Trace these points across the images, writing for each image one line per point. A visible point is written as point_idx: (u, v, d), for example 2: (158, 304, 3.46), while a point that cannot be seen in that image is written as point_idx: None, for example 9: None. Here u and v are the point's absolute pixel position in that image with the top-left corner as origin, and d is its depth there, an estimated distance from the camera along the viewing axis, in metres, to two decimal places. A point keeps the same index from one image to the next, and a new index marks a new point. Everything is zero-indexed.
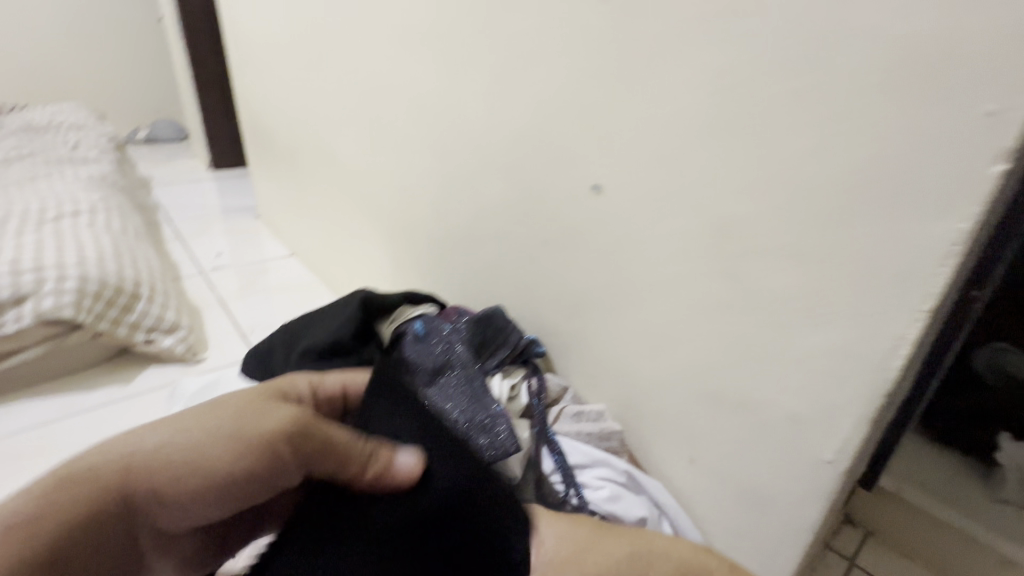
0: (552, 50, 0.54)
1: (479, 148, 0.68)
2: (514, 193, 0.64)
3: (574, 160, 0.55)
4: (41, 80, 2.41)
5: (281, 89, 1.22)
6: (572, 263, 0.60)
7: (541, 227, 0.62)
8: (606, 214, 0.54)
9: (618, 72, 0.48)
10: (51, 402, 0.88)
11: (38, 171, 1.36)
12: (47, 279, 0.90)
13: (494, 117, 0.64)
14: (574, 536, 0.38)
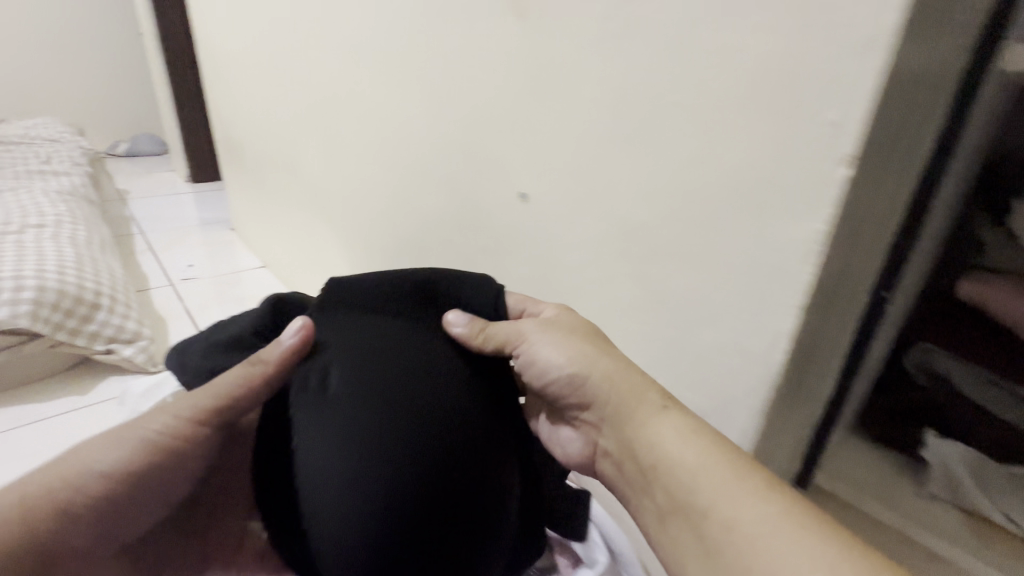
0: (479, 66, 0.57)
1: (423, 159, 0.70)
2: (454, 202, 0.66)
3: (504, 170, 0.58)
4: (23, 96, 2.43)
5: (249, 103, 1.24)
6: (507, 270, 0.62)
7: (478, 235, 0.65)
8: (533, 221, 0.56)
9: (535, 86, 0.51)
10: (5, 412, 0.89)
11: (8, 184, 1.37)
12: (6, 289, 0.91)
13: (434, 130, 0.67)
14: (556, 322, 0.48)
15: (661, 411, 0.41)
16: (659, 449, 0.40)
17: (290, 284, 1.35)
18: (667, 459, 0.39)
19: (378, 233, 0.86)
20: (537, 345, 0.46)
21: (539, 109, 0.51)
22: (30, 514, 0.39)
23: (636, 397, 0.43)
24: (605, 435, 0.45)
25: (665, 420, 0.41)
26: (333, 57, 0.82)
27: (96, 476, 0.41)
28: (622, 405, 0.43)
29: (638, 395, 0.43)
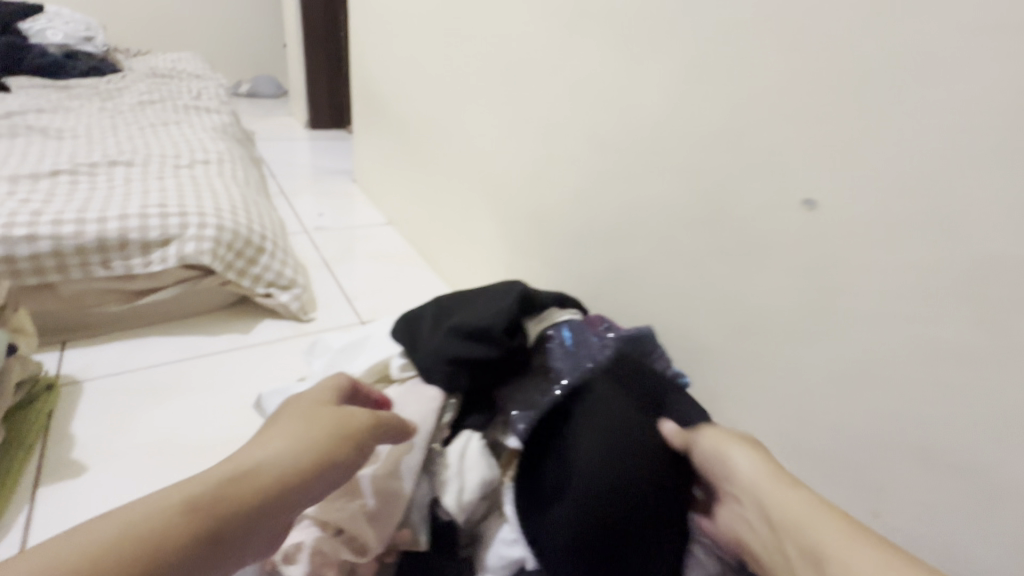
0: (782, 46, 0.49)
1: (655, 142, 0.63)
2: (692, 195, 0.60)
3: (787, 170, 0.51)
4: (159, 27, 2.53)
5: (409, 59, 1.22)
6: (754, 280, 0.56)
7: (719, 236, 0.58)
8: (818, 232, 0.50)
9: (874, 78, 0.43)
10: (177, 340, 0.92)
11: (169, 117, 1.43)
12: (191, 224, 0.93)
13: (683, 113, 0.60)
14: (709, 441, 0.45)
15: (789, 487, 0.39)
16: (787, 512, 0.38)
17: (421, 247, 1.35)
18: (804, 525, 0.37)
19: (558, 214, 0.81)
20: (706, 436, 0.44)
21: (870, 105, 0.44)
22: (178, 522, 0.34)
23: (783, 484, 0.40)
24: (752, 511, 0.41)
25: (792, 487, 0.39)
26: (543, 21, 0.77)
27: (272, 477, 0.38)
28: (776, 474, 0.40)
29: (783, 480, 0.40)
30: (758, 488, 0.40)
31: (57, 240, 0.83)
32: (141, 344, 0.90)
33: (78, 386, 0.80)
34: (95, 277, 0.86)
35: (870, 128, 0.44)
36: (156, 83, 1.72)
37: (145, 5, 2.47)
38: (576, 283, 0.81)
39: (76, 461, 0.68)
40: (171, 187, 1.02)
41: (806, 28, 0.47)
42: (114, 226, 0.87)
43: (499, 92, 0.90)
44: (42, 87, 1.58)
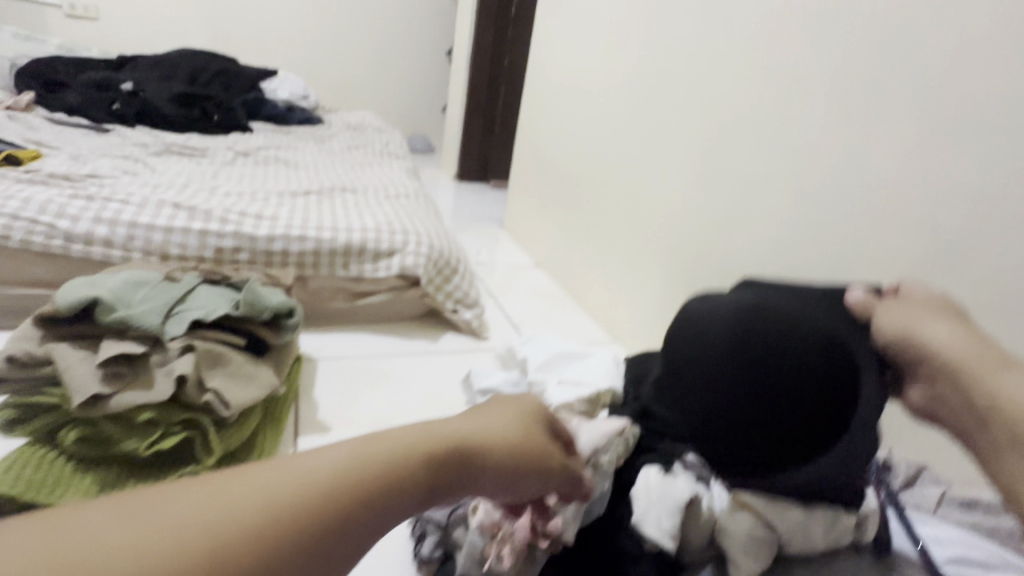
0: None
1: (875, 209, 0.68)
2: (919, 231, 0.64)
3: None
4: (349, 93, 3.02)
5: (587, 119, 1.37)
6: None
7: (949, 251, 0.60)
8: None
9: None
10: (378, 339, 1.06)
11: (371, 161, 1.70)
12: (410, 243, 1.09)
13: (906, 180, 0.64)
14: (961, 343, 0.47)
15: (1001, 368, 0.44)
16: (990, 385, 0.43)
17: (572, 289, 1.43)
18: (1015, 403, 0.41)
19: (751, 260, 0.85)
20: (930, 329, 0.48)
21: None
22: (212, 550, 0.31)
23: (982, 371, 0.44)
24: (946, 386, 0.46)
25: (955, 332, 0.47)
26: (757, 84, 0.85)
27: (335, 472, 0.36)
28: (963, 336, 0.47)
29: (989, 354, 0.45)
30: (945, 348, 0.47)
31: (318, 242, 1.02)
32: (352, 339, 1.04)
33: (313, 362, 0.95)
34: (335, 275, 1.03)
35: None
36: (356, 134, 2.06)
37: (341, 75, 2.97)
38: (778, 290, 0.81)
39: (321, 422, 0.81)
40: (388, 212, 1.20)
41: None
42: (353, 237, 1.05)
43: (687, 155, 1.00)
44: (274, 129, 1.92)
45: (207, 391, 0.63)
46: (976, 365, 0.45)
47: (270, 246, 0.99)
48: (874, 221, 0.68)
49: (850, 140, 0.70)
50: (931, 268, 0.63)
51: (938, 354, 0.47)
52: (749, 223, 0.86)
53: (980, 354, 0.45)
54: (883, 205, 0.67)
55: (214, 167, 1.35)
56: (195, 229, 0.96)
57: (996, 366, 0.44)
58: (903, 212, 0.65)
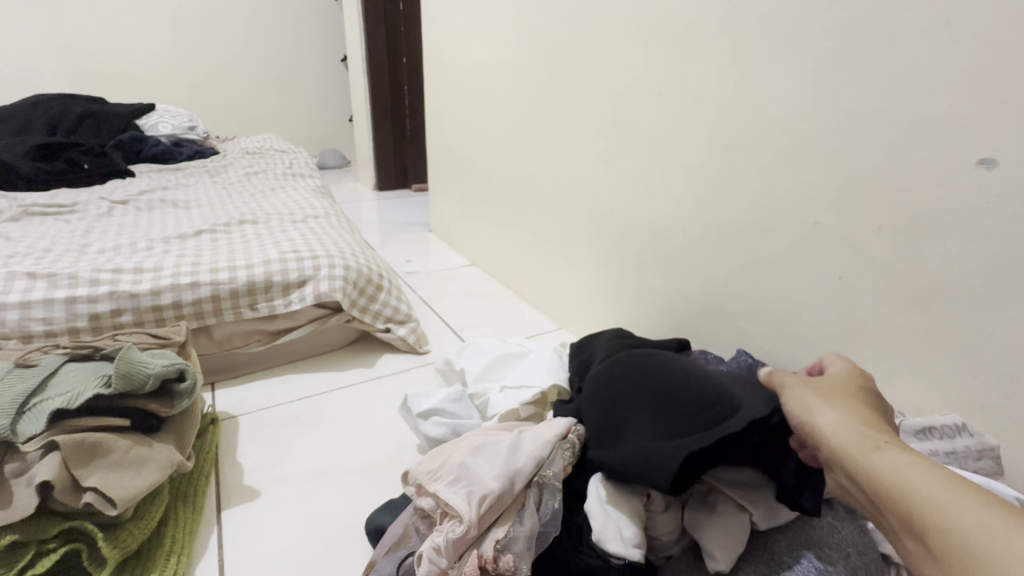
0: (906, 28, 0.53)
1: (782, 147, 0.66)
2: (824, 163, 0.62)
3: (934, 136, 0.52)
4: (246, 117, 2.81)
5: (493, 104, 1.31)
6: (939, 215, 0.53)
7: (856, 177, 0.59)
8: (956, 208, 0.52)
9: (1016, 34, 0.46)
10: (307, 377, 0.96)
11: (273, 184, 1.57)
12: (323, 266, 0.99)
13: (805, 111, 0.63)
14: (850, 426, 0.37)
15: (875, 451, 0.35)
16: (870, 472, 0.34)
17: (510, 282, 1.38)
18: (898, 487, 0.32)
19: (677, 221, 0.83)
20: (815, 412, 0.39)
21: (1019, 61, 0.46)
22: None
23: (869, 449, 0.35)
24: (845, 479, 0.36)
25: (840, 414, 0.38)
26: (650, 39, 0.81)
27: None
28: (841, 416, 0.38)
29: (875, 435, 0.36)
30: (831, 434, 0.37)
31: (214, 286, 0.91)
32: (277, 383, 0.94)
33: (232, 420, 0.84)
34: (242, 319, 0.93)
35: (1005, 86, 0.47)
36: (257, 159, 1.91)
37: (233, 98, 2.76)
38: (707, 246, 0.78)
39: (248, 486, 0.72)
40: (295, 236, 1.10)
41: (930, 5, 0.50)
42: (256, 272, 0.95)
43: (596, 123, 0.96)
44: (159, 168, 1.74)
45: (86, 491, 0.54)
46: (860, 450, 0.35)
47: (157, 300, 0.87)
48: (781, 160, 0.66)
49: (748, 80, 0.68)
50: (839, 200, 0.61)
51: (821, 442, 0.38)
52: (667, 184, 0.83)
53: (867, 436, 0.36)
54: (788, 142, 0.65)
55: (85, 221, 1.18)
56: (60, 297, 0.83)
57: (873, 453, 0.35)
58: (807, 147, 0.63)
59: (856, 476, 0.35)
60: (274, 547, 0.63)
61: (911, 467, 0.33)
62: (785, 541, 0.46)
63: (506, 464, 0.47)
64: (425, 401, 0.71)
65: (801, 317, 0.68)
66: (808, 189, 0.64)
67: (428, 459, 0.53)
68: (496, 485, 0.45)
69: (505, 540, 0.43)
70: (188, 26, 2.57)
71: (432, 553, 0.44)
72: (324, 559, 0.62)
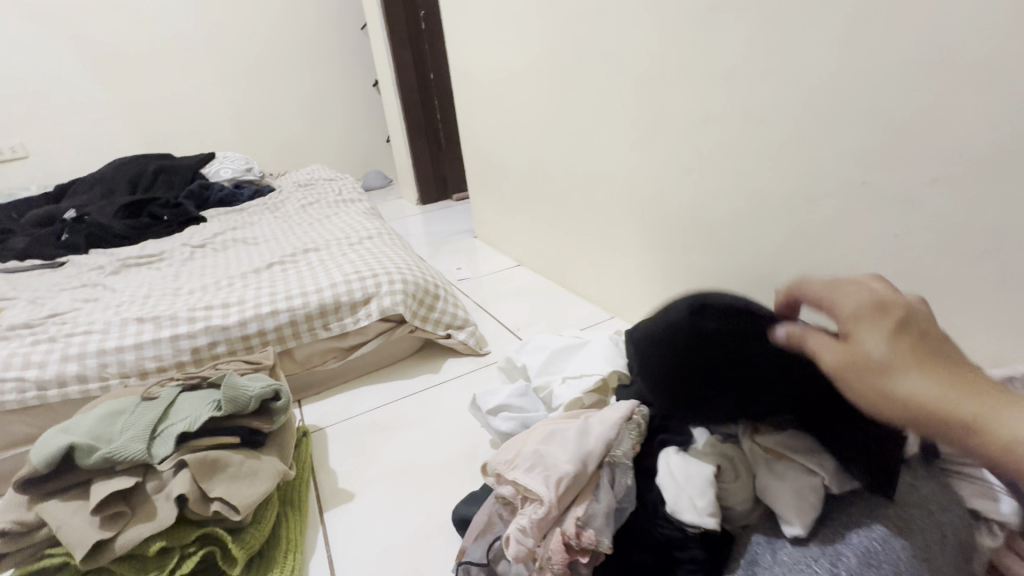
0: None
1: (819, 111, 0.65)
2: (865, 121, 0.61)
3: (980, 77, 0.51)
4: (293, 152, 3.00)
5: (523, 107, 1.34)
6: (992, 158, 0.52)
7: (901, 131, 0.58)
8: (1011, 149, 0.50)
9: None
10: (381, 387, 1.03)
11: (327, 212, 1.68)
12: (383, 282, 1.07)
13: (839, 72, 0.62)
14: (932, 393, 0.35)
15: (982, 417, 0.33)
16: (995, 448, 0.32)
17: (558, 278, 1.41)
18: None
19: (719, 197, 0.83)
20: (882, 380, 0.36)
21: None
22: None
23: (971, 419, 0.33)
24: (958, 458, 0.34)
25: (918, 371, 0.36)
26: (672, 22, 0.82)
27: None
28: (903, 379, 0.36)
29: (965, 392, 0.34)
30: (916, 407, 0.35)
31: (291, 312, 1.00)
32: (355, 395, 1.01)
33: (321, 433, 0.92)
34: (318, 339, 1.01)
35: None
36: (309, 191, 2.03)
37: (280, 137, 2.95)
38: (752, 220, 0.78)
39: (343, 489, 0.79)
40: (354, 258, 1.18)
41: None
42: (325, 295, 1.03)
43: (626, 113, 0.98)
44: (226, 211, 1.89)
45: (213, 501, 0.62)
46: (957, 414, 0.33)
47: (244, 329, 0.97)
48: (819, 124, 0.66)
49: (776, 50, 0.68)
50: (886, 157, 0.60)
51: (913, 410, 0.34)
52: (704, 163, 0.84)
53: (956, 396, 0.34)
54: (824, 106, 0.64)
55: (172, 267, 1.32)
56: (166, 336, 0.94)
57: (970, 420, 0.33)
58: (844, 107, 0.62)
59: (963, 443, 0.33)
60: (373, 542, 0.69)
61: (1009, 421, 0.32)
62: (862, 501, 0.47)
63: (577, 447, 0.50)
64: (493, 398, 0.76)
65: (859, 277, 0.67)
66: (850, 150, 0.63)
67: (504, 450, 0.57)
68: (571, 467, 0.48)
69: (585, 517, 0.46)
70: (234, 76, 2.78)
71: (518, 532, 0.48)
72: (420, 549, 0.67)
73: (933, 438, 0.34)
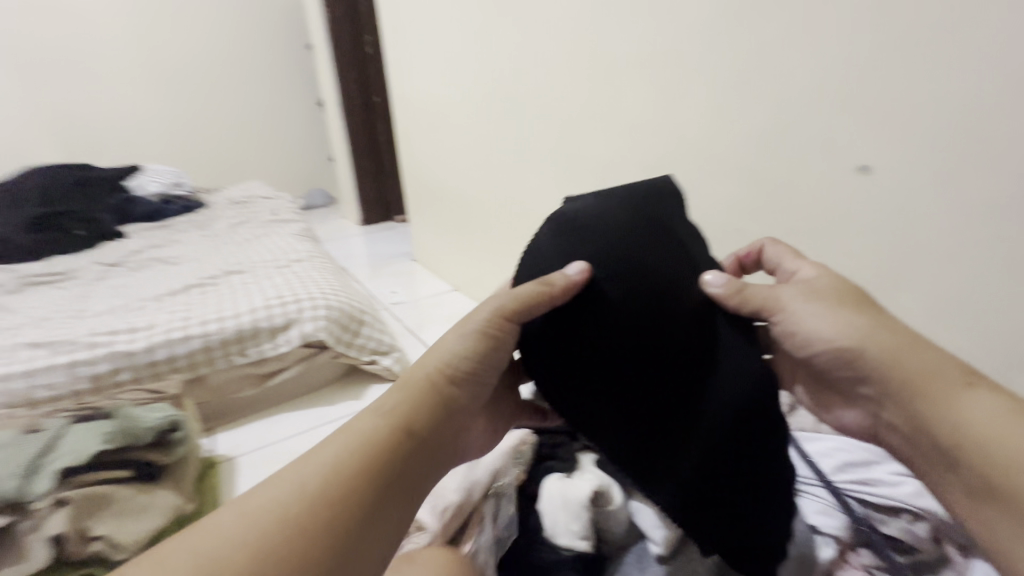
0: (786, 57, 0.60)
1: (702, 165, 0.73)
2: (737, 176, 0.68)
3: (821, 147, 0.59)
4: (231, 167, 2.91)
5: (458, 140, 1.39)
6: (834, 215, 0.60)
7: (765, 187, 0.66)
8: (846, 208, 0.59)
9: (869, 58, 0.53)
10: (300, 414, 1.02)
11: (258, 232, 1.64)
12: (306, 307, 1.06)
13: (716, 131, 0.69)
14: (899, 351, 0.45)
15: (959, 390, 0.42)
16: (949, 408, 0.42)
17: None
18: (963, 421, 0.41)
19: None
20: (827, 335, 0.47)
21: (874, 81, 0.54)
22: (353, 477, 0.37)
23: (928, 378, 0.43)
24: (895, 413, 0.45)
25: (900, 340, 0.45)
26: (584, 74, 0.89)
27: (325, 480, 0.36)
28: (872, 335, 0.45)
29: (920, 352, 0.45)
30: (887, 362, 0.45)
31: (205, 337, 0.97)
32: (271, 423, 0.99)
33: (230, 462, 0.89)
34: (234, 365, 0.99)
35: (869, 102, 0.54)
36: (243, 209, 1.98)
37: (217, 151, 2.86)
38: None
39: None
40: (279, 282, 1.16)
41: (800, 37, 0.58)
42: (242, 320, 1.01)
43: (547, 152, 1.04)
44: (149, 227, 1.81)
45: (93, 540, 0.59)
46: (923, 373, 0.44)
47: (152, 356, 0.93)
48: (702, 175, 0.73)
49: (667, 107, 0.75)
50: (754, 210, 0.68)
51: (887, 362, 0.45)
52: None
53: (928, 364, 0.44)
54: (706, 161, 0.72)
55: (80, 287, 1.25)
56: (61, 363, 0.89)
57: (937, 383, 0.43)
58: (721, 162, 0.70)
59: (922, 396, 0.43)
60: None
61: (988, 400, 0.41)
62: None
63: (465, 477, 0.53)
64: None
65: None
66: (727, 200, 0.71)
67: None
68: (456, 497, 0.51)
69: (472, 551, 0.49)
70: (169, 86, 2.68)
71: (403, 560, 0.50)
72: None
73: (897, 394, 0.45)
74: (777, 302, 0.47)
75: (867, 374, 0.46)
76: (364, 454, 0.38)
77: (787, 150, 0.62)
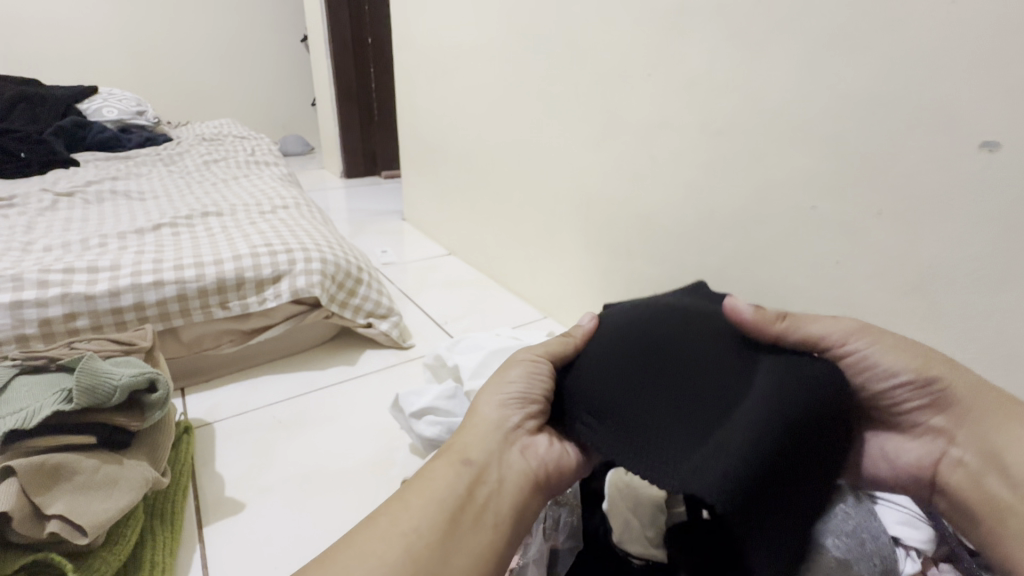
0: (907, 12, 0.52)
1: (776, 132, 0.65)
2: (822, 148, 0.61)
3: (934, 122, 0.52)
4: (199, 101, 2.65)
5: (470, 89, 1.26)
6: (935, 199, 0.53)
7: (853, 162, 0.59)
8: (953, 193, 0.52)
9: (1013, 21, 0.46)
10: (286, 377, 0.91)
11: (235, 173, 1.47)
12: (297, 259, 0.94)
13: (802, 94, 0.61)
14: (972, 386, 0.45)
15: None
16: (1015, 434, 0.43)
17: (490, 271, 1.36)
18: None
19: (667, 207, 0.81)
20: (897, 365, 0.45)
21: (1015, 48, 0.46)
22: (428, 530, 0.37)
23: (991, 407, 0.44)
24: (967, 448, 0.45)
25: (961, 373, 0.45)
26: (639, 19, 0.79)
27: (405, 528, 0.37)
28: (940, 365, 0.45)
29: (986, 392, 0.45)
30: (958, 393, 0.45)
31: (180, 285, 0.85)
32: (254, 386, 0.88)
33: (208, 428, 0.78)
34: (212, 319, 0.86)
35: (1004, 73, 0.47)
36: (215, 146, 1.79)
37: (183, 81, 2.59)
38: (698, 232, 0.78)
39: (230, 499, 0.67)
40: (263, 228, 1.03)
41: None
42: (223, 268, 0.88)
43: (581, 107, 0.94)
44: (106, 157, 1.60)
45: (51, 520, 0.49)
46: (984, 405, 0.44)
47: (115, 302, 0.80)
48: (775, 146, 0.65)
49: (741, 63, 0.67)
50: (838, 188, 0.61)
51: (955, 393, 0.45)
52: (656, 170, 0.82)
53: (987, 397, 0.45)
54: (783, 130, 0.64)
55: (25, 216, 1.08)
56: (4, 302, 0.75)
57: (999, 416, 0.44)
58: (801, 131, 0.62)
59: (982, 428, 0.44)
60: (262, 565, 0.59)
61: None
62: None
63: None
64: (418, 400, 0.69)
65: (796, 300, 0.68)
66: (804, 174, 0.63)
67: None
68: None
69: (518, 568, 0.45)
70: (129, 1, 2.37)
71: None
72: None
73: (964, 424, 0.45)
74: (844, 333, 0.45)
75: (940, 404, 0.45)
76: (440, 502, 0.39)
77: (888, 123, 0.55)
